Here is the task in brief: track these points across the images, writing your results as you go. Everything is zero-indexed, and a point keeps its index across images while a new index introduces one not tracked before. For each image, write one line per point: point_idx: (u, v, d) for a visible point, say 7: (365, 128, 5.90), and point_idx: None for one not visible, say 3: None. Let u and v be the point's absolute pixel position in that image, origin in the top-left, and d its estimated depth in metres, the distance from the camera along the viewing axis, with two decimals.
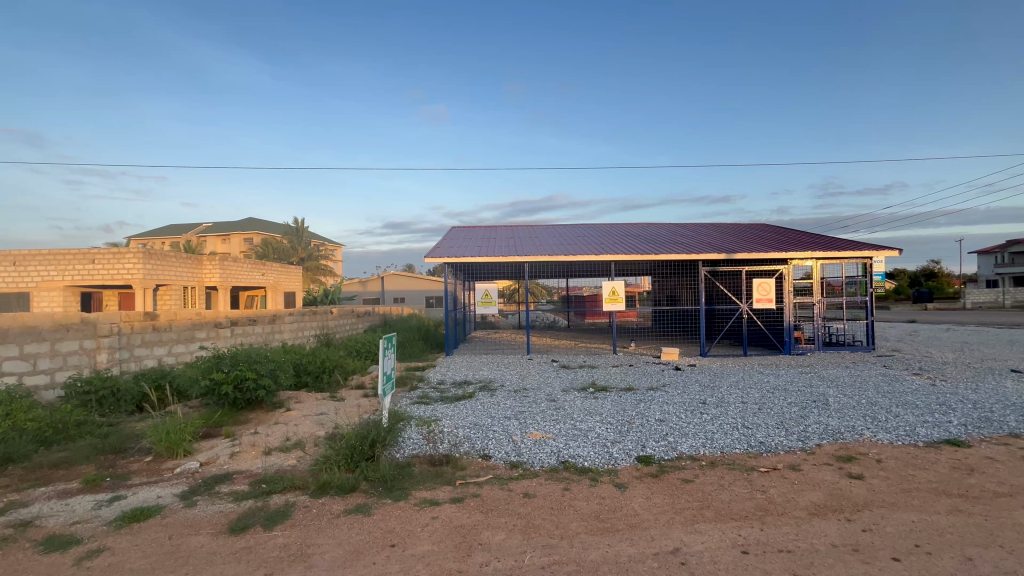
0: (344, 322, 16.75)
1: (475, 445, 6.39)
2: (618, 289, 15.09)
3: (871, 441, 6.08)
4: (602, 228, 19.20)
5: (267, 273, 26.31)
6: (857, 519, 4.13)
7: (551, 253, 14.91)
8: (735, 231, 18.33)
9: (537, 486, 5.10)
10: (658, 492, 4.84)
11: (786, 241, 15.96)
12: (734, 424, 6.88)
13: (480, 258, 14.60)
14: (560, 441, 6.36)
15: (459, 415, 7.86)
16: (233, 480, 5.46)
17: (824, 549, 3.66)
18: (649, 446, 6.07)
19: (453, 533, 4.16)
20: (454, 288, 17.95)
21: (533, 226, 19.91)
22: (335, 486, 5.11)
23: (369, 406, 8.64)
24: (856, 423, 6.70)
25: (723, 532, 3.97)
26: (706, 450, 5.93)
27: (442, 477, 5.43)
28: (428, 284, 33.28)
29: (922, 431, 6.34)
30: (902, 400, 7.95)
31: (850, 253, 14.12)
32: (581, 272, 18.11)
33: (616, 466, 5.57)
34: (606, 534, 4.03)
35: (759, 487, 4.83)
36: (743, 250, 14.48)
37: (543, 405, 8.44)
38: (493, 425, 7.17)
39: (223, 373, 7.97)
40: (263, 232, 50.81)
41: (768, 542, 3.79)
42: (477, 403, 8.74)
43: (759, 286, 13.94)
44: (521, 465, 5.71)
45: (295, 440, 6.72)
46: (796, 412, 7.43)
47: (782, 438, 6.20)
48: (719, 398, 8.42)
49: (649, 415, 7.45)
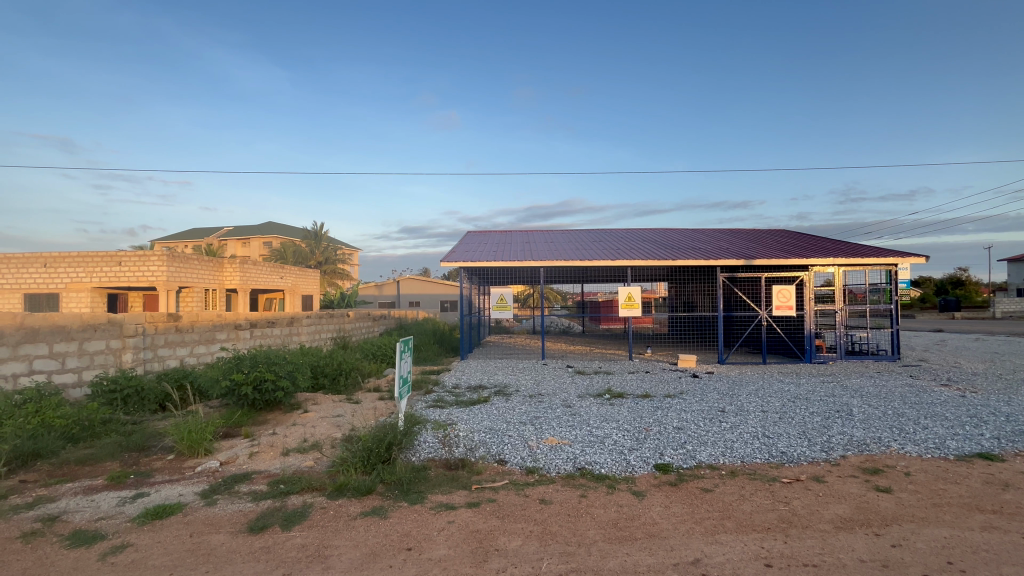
0: (360, 325, 16.92)
1: (491, 449, 6.36)
2: (634, 295, 14.96)
3: (898, 453, 5.90)
4: (618, 233, 19.11)
5: (286, 276, 26.73)
6: (885, 534, 3.99)
7: (567, 258, 14.85)
8: (755, 237, 18.06)
9: (554, 493, 5.05)
10: (677, 500, 4.76)
11: (807, 247, 15.68)
12: (754, 433, 6.73)
13: (495, 263, 14.63)
14: (576, 448, 6.30)
15: (475, 420, 7.85)
16: (252, 480, 5.52)
17: (851, 564, 3.54)
18: (667, 453, 5.98)
19: (470, 538, 4.14)
20: (469, 292, 17.99)
21: (549, 231, 19.87)
22: (352, 488, 5.13)
23: (384, 409, 8.70)
24: (881, 435, 6.51)
25: (746, 544, 3.88)
26: (726, 459, 5.82)
27: (458, 482, 5.42)
28: (444, 288, 33.48)
29: (952, 443, 6.13)
30: (930, 412, 7.70)
31: (874, 261, 13.79)
32: (597, 277, 18.00)
33: (633, 474, 5.50)
34: (625, 542, 3.97)
35: (781, 498, 4.72)
36: (762, 256, 14.26)
37: (558, 411, 8.37)
38: (509, 431, 7.12)
39: (242, 374, 8.08)
40: (282, 235, 51.69)
41: (793, 556, 3.68)
42: (492, 408, 8.69)
43: (778, 293, 13.71)
44: (537, 471, 5.67)
45: (312, 442, 6.77)
46: (818, 421, 7.26)
47: (804, 449, 6.05)
48: (738, 407, 8.26)
49: (666, 423, 7.34)
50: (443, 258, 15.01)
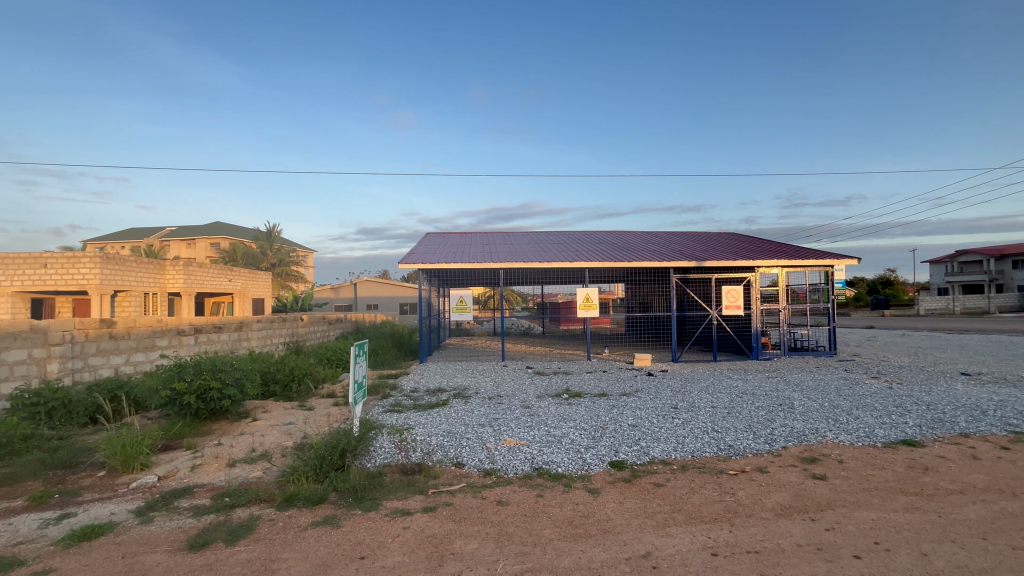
0: (315, 329, 16.37)
1: (449, 453, 6.32)
2: (592, 296, 15.22)
3: (833, 443, 6.30)
4: (576, 236, 19.41)
5: (235, 279, 25.48)
6: (820, 518, 4.25)
7: (525, 260, 14.92)
8: (705, 239, 18.78)
9: (511, 494, 5.06)
10: (630, 496, 4.88)
11: (752, 249, 16.48)
12: (704, 428, 7.01)
13: (454, 264, 14.53)
14: (534, 448, 6.36)
15: (433, 423, 7.74)
16: (193, 494, 5.23)
17: (789, 549, 3.74)
18: (622, 451, 6.13)
19: (425, 543, 4.08)
20: (428, 295, 17.77)
21: (509, 233, 19.93)
22: (303, 498, 4.95)
23: (339, 415, 8.44)
24: (819, 426, 6.93)
25: (694, 535, 4.02)
26: (677, 454, 6.03)
27: (414, 486, 5.33)
28: (403, 291, 32.90)
29: (880, 432, 6.61)
30: (862, 403, 8.26)
31: (813, 262, 14.65)
32: (556, 279, 18.18)
33: (589, 472, 5.59)
34: (579, 540, 4.03)
35: (728, 489, 4.93)
36: (712, 258, 14.87)
37: (516, 412, 8.41)
38: (466, 433, 7.09)
39: (184, 382, 7.62)
40: (230, 236, 49.34)
41: (737, 543, 3.85)
42: (450, 411, 8.62)
43: (727, 293, 14.35)
44: (495, 473, 5.67)
45: (261, 451, 6.50)
46: (763, 415, 7.64)
47: (750, 441, 6.36)
48: (690, 403, 8.58)
49: (621, 421, 7.52)
50: (401, 260, 14.76)
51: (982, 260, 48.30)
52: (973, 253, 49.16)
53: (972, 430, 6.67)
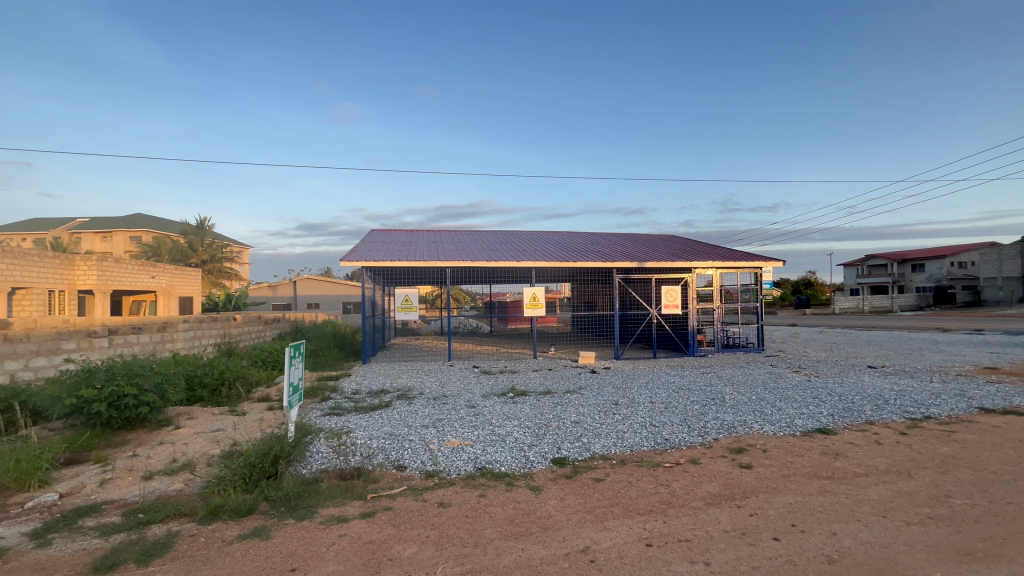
0: (249, 329, 15.47)
1: (390, 456, 6.15)
2: (538, 295, 15.38)
3: (759, 433, 6.72)
4: (524, 235, 19.56)
5: (158, 276, 23.51)
6: (745, 505, 4.52)
7: (473, 259, 14.85)
8: (647, 241, 19.49)
9: (453, 495, 5.00)
10: (571, 492, 4.97)
11: (690, 251, 17.32)
12: (642, 423, 7.26)
13: (399, 262, 14.21)
14: (478, 448, 6.33)
15: (374, 426, 7.52)
16: (101, 511, 4.76)
17: (717, 536, 3.94)
18: (564, 448, 6.23)
19: (362, 550, 3.94)
20: (373, 293, 17.25)
21: (456, 231, 19.77)
22: (229, 510, 4.64)
23: (273, 420, 8.00)
24: (746, 418, 7.37)
25: (630, 528, 4.15)
26: (617, 449, 6.20)
27: (353, 492, 5.14)
28: (346, 289, 31.78)
29: (799, 422, 7.13)
30: (785, 395, 8.88)
31: (744, 264, 15.61)
32: (504, 278, 18.22)
33: (531, 470, 5.64)
34: (519, 538, 4.04)
35: (663, 481, 5.13)
36: (653, 259, 15.48)
37: (461, 412, 8.34)
38: (409, 435, 6.94)
39: (93, 389, 6.93)
40: (153, 229, 45.57)
41: (670, 533, 4.02)
42: (393, 413, 8.40)
43: (666, 293, 14.99)
44: (437, 474, 5.59)
45: (183, 461, 6.04)
46: (697, 409, 8.03)
47: (685, 434, 6.66)
48: (630, 399, 8.87)
49: (564, 418, 7.64)
50: (343, 258, 14.23)
51: (887, 264, 53.49)
52: (880, 257, 54.37)
53: (877, 417, 7.35)
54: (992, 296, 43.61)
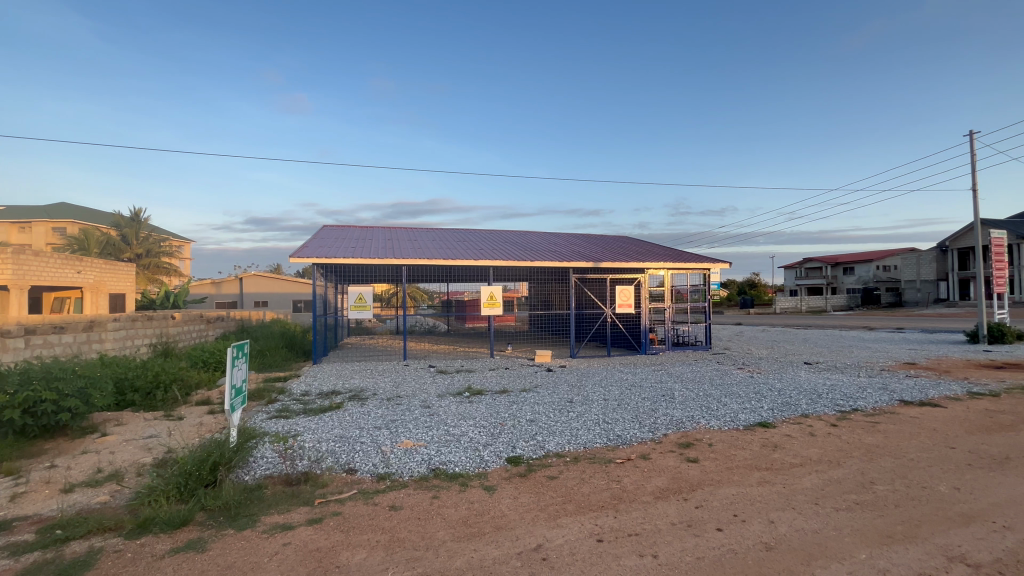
0: (189, 329, 14.58)
1: (340, 459, 5.95)
2: (496, 294, 15.35)
3: (705, 428, 7.01)
4: (482, 234, 19.49)
5: (86, 271, 21.73)
6: (691, 498, 4.68)
7: (430, 256, 14.65)
8: (603, 242, 19.90)
9: (405, 497, 4.90)
10: (525, 490, 4.99)
11: (643, 252, 17.83)
12: (596, 420, 7.41)
13: (353, 260, 13.80)
14: (432, 449, 6.24)
15: (323, 428, 7.26)
16: (12, 529, 4.33)
17: (665, 528, 4.07)
18: (519, 446, 6.25)
19: (307, 558, 3.79)
20: (325, 291, 16.67)
21: (413, 229, 19.45)
22: (161, 522, 4.33)
23: (213, 424, 7.56)
24: (694, 413, 7.67)
25: (582, 524, 4.20)
26: (571, 446, 6.28)
27: (299, 498, 4.92)
28: (297, 287, 30.56)
29: (742, 416, 7.49)
30: (730, 391, 9.30)
31: (693, 265, 16.24)
32: (461, 276, 18.10)
33: (486, 469, 5.61)
34: (472, 539, 4.01)
35: (614, 477, 5.25)
36: (608, 260, 15.85)
37: (416, 413, 8.20)
38: (360, 437, 6.75)
39: (4, 395, 6.30)
40: (80, 220, 42.05)
41: (620, 528, 4.10)
42: (345, 414, 8.15)
43: (620, 292, 15.37)
44: (389, 477, 5.46)
45: (110, 471, 5.59)
46: (648, 406, 8.27)
47: (636, 431, 6.84)
48: (584, 397, 9.02)
49: (520, 417, 7.66)
50: (293, 254, 13.68)
51: (823, 266, 57.19)
52: (816, 260, 58.14)
53: (811, 411, 7.83)
54: (912, 297, 47.53)
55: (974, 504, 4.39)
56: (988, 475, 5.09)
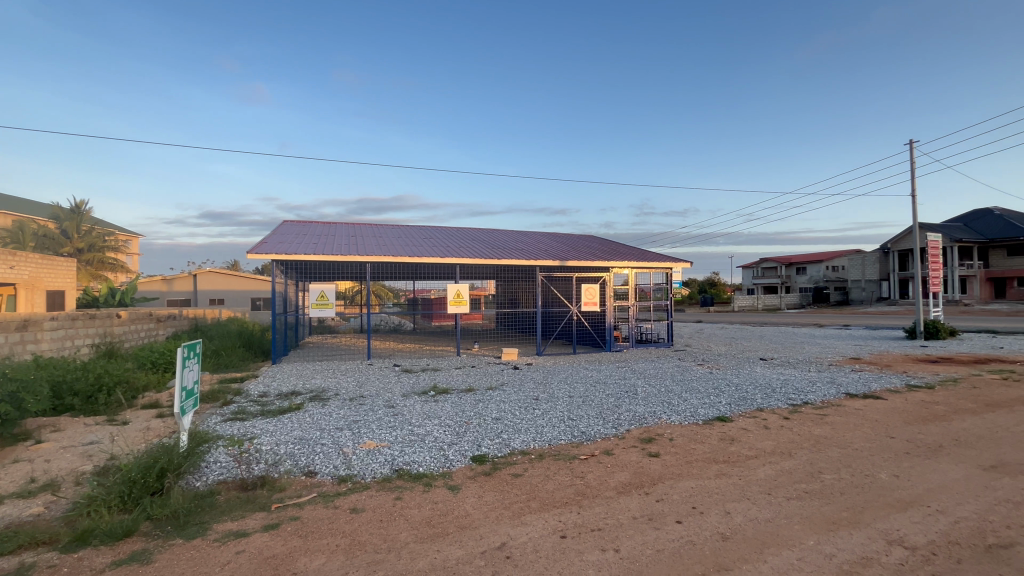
0: (136, 328, 13.79)
1: (299, 462, 5.76)
2: (462, 292, 15.24)
3: (667, 423, 7.18)
4: (449, 231, 19.32)
5: (19, 267, 20.18)
6: (653, 492, 4.79)
7: (395, 254, 14.39)
8: (569, 241, 20.09)
9: (366, 499, 4.79)
10: (490, 489, 4.97)
11: (608, 251, 18.12)
12: (561, 417, 7.47)
13: (315, 256, 13.39)
14: (395, 449, 6.14)
15: (281, 430, 7.00)
16: None
17: (627, 523, 4.14)
18: (484, 445, 6.23)
19: (262, 566, 3.64)
20: (285, 288, 16.12)
21: (378, 225, 19.06)
22: (102, 533, 4.06)
23: (163, 429, 7.18)
24: (656, 409, 7.85)
25: (546, 521, 4.23)
26: (535, 444, 6.31)
27: (254, 503, 4.73)
28: (255, 284, 29.40)
29: (701, 411, 7.72)
30: (690, 387, 9.57)
31: (656, 264, 16.62)
32: (428, 274, 17.88)
33: (450, 469, 5.56)
34: (435, 540, 3.96)
35: (578, 473, 5.30)
36: (574, 258, 16.01)
37: (379, 412, 8.04)
38: (321, 439, 6.56)
39: None
40: (13, 211, 39.02)
41: (583, 524, 4.15)
42: (305, 415, 7.90)
43: (586, 291, 15.55)
44: (351, 479, 5.32)
45: (45, 481, 5.21)
46: (612, 402, 8.40)
47: (600, 427, 6.94)
48: (550, 394, 9.08)
49: (485, 415, 7.63)
50: (250, 249, 13.15)
51: (778, 266, 59.74)
52: (772, 260, 60.72)
53: (766, 405, 8.16)
54: (858, 296, 50.33)
55: (911, 490, 4.68)
56: (923, 462, 5.44)
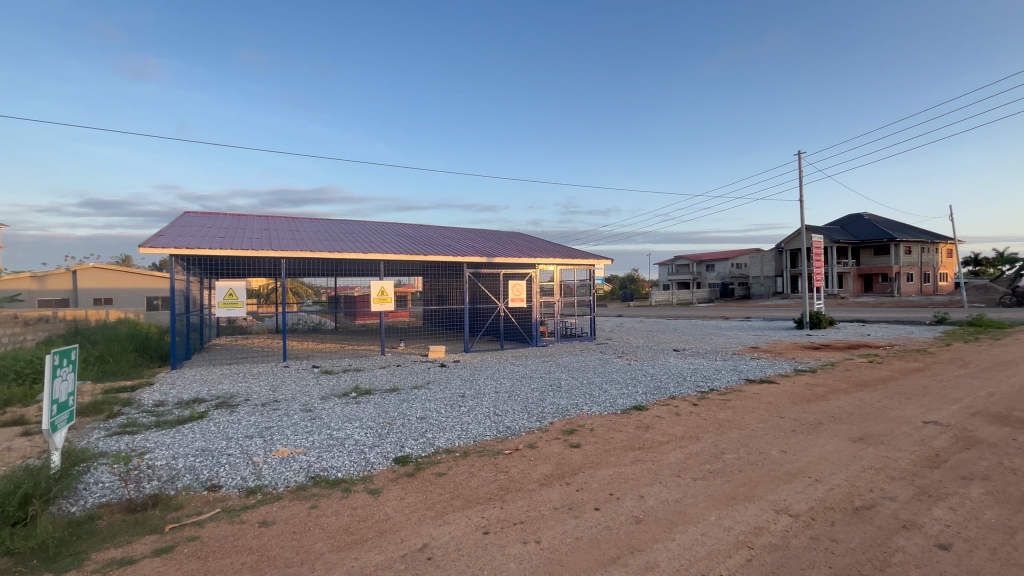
0: None
1: (200, 476, 5.27)
2: (387, 289, 14.75)
3: (588, 414, 7.46)
4: (372, 226, 18.60)
5: None
6: (573, 481, 4.95)
7: (313, 249, 13.59)
8: (497, 238, 20.19)
9: (278, 511, 4.48)
10: (412, 490, 4.86)
11: (535, 249, 18.44)
12: (486, 413, 7.50)
13: (220, 251, 12.29)
14: (312, 456, 5.81)
15: (180, 442, 6.36)
16: None
17: (548, 513, 4.24)
18: (407, 445, 6.09)
19: None
20: (186, 286, 14.67)
21: (294, 218, 17.91)
22: None
23: (29, 448, 6.23)
24: (578, 401, 8.13)
25: (469, 518, 4.21)
26: (461, 441, 6.28)
27: (144, 526, 4.25)
28: (151, 281, 26.45)
29: (619, 401, 8.12)
30: (610, 379, 10.02)
31: (580, 262, 17.19)
32: (350, 270, 17.13)
33: (371, 472, 5.37)
34: (353, 547, 3.80)
35: (502, 468, 5.34)
36: (501, 255, 16.10)
37: (295, 417, 7.59)
38: (226, 449, 6.05)
39: None
40: None
41: (506, 518, 4.19)
42: (209, 424, 7.24)
43: (513, 287, 15.73)
44: (260, 490, 4.95)
45: None
46: (536, 396, 8.58)
47: (525, 421, 7.06)
48: (476, 391, 9.09)
49: (409, 415, 7.46)
50: (142, 243, 11.79)
51: (691, 264, 64.22)
52: (684, 259, 65.33)
53: (678, 393, 8.74)
54: (757, 291, 55.54)
55: (796, 463, 5.25)
56: (806, 438, 6.12)
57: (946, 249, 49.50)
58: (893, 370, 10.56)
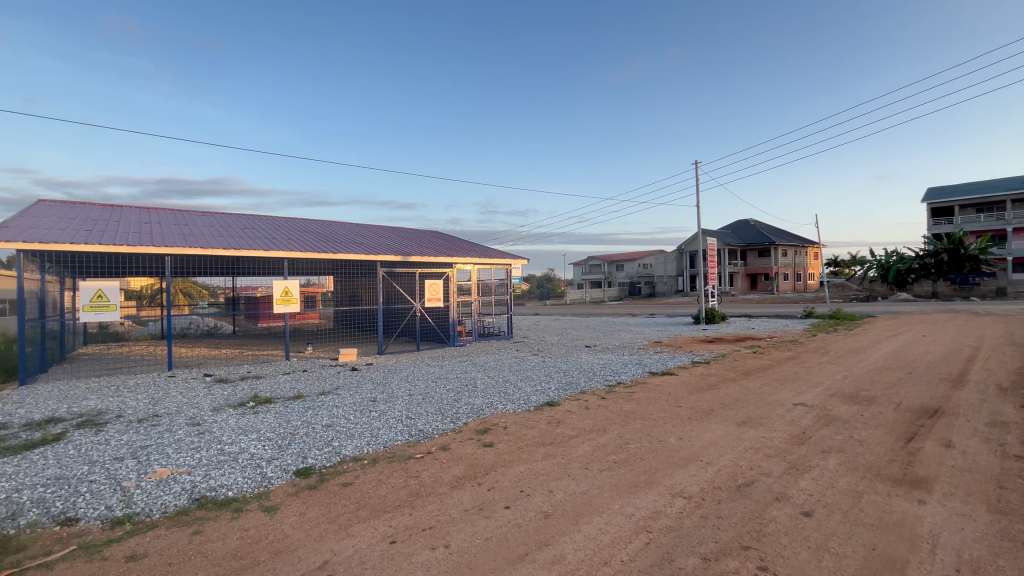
0: None
1: (51, 509, 4.51)
2: (292, 289, 13.71)
3: (502, 412, 7.51)
4: (275, 221, 17.25)
5: None
6: (484, 481, 4.93)
7: (203, 245, 12.26)
8: (412, 236, 19.67)
9: (152, 542, 3.96)
10: (314, 504, 4.54)
11: (452, 248, 18.23)
12: (398, 417, 7.26)
13: (84, 245, 10.64)
14: (197, 475, 5.22)
15: (25, 471, 5.39)
16: None
17: (458, 516, 4.19)
18: (310, 456, 5.70)
19: None
20: (43, 287, 12.55)
21: (181, 211, 16.05)
22: None
23: None
24: (492, 400, 8.14)
25: (375, 528, 4.02)
26: (370, 448, 6.00)
27: None
28: None
29: (533, 398, 8.27)
30: (525, 376, 10.17)
31: (497, 261, 17.31)
32: (249, 269, 15.73)
33: (267, 488, 4.93)
34: (243, 573, 3.46)
35: (413, 473, 5.19)
36: (416, 254, 15.73)
37: (178, 433, 6.78)
38: (88, 475, 5.23)
39: None
40: None
41: (415, 525, 4.06)
42: (66, 447, 6.22)
43: (430, 287, 15.43)
44: (129, 519, 4.34)
45: None
46: (451, 396, 8.47)
47: (438, 423, 6.93)
48: (388, 394, 8.76)
49: (314, 423, 7.01)
50: None
51: (603, 263, 67.60)
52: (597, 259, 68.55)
53: (588, 387, 9.09)
54: (662, 289, 59.88)
55: (689, 448, 5.69)
56: (699, 424, 6.66)
57: (814, 253, 56.95)
58: (771, 359, 11.87)
